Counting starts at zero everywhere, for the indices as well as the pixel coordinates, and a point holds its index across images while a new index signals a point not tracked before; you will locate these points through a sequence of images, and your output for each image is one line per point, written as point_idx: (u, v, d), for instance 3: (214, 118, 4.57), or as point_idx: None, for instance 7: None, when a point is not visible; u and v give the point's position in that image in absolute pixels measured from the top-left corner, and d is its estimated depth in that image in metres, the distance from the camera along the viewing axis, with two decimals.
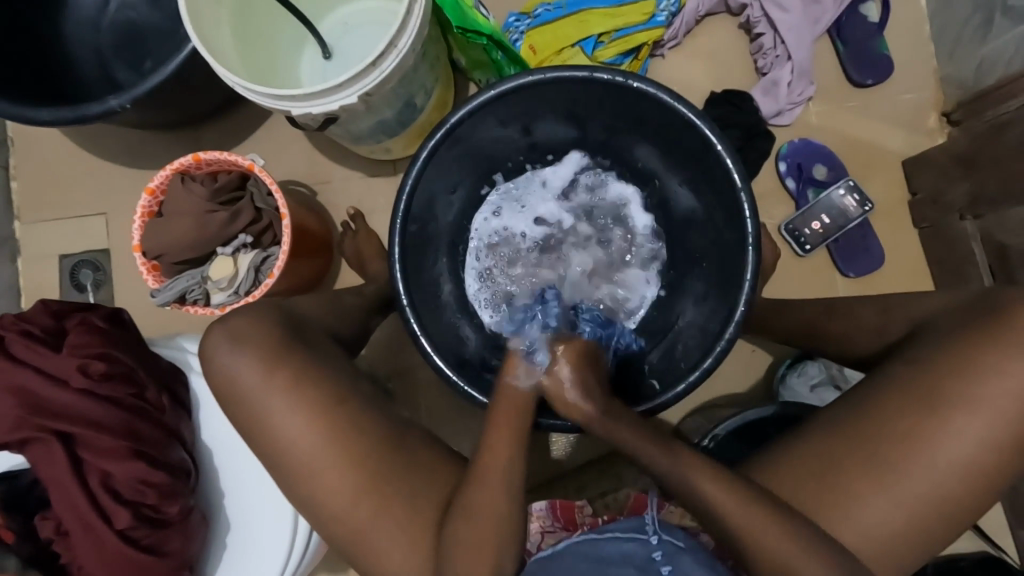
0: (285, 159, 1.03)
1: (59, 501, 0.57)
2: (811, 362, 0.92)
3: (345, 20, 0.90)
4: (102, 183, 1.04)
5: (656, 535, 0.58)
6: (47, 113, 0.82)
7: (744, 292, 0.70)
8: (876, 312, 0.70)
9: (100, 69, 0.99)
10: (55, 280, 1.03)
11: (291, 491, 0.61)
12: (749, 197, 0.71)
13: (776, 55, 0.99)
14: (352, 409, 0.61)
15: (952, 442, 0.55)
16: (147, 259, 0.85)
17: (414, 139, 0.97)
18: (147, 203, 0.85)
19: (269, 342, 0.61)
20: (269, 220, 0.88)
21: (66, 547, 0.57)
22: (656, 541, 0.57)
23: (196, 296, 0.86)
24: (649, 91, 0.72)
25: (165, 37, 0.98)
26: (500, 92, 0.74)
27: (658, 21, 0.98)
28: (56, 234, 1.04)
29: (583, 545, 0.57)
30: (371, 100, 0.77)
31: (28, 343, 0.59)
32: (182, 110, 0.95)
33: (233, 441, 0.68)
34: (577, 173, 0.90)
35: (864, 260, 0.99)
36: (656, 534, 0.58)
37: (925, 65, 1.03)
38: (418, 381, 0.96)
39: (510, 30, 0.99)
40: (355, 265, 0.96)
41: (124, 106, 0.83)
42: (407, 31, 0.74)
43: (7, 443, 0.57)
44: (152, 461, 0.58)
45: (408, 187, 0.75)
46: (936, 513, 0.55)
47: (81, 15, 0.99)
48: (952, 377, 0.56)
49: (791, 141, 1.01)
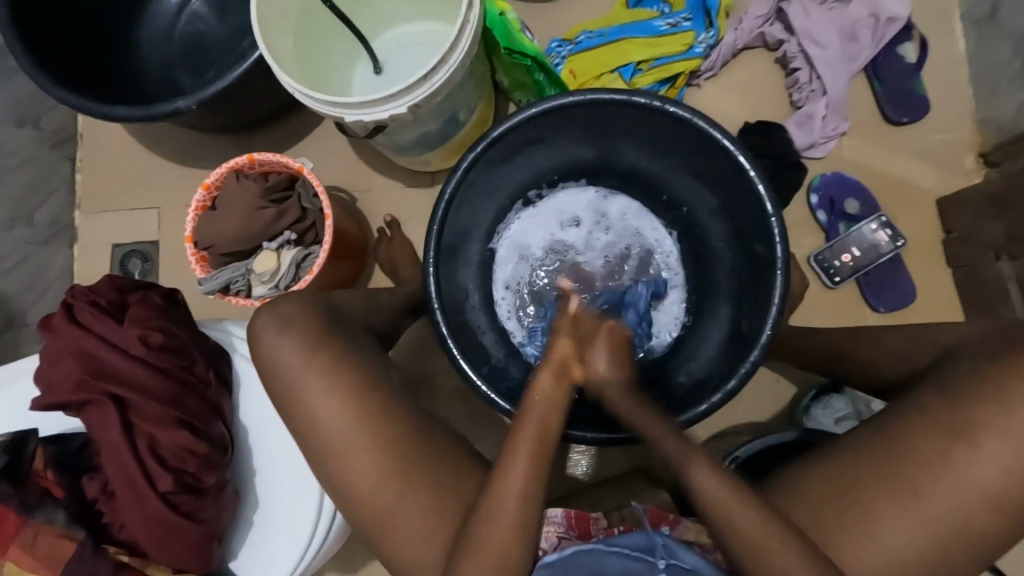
0: (330, 166, 1.08)
1: (108, 461, 0.60)
2: (837, 395, 0.91)
3: (399, 39, 0.95)
4: (158, 179, 1.11)
5: (663, 560, 0.59)
6: (122, 111, 0.89)
7: (771, 317, 0.71)
8: (903, 339, 0.70)
9: (168, 74, 1.06)
10: (107, 267, 1.09)
11: (321, 475, 0.63)
12: (781, 223, 0.72)
13: (811, 89, 1.01)
14: (383, 399, 0.63)
15: (982, 474, 0.54)
16: (197, 250, 0.90)
17: (454, 153, 1.01)
18: (202, 197, 0.91)
19: (312, 330, 0.65)
20: (313, 220, 0.93)
21: (109, 507, 0.61)
22: (662, 565, 0.58)
23: (240, 286, 0.91)
24: (685, 117, 0.75)
25: (231, 48, 1.06)
26: (541, 110, 0.77)
27: (696, 52, 1.01)
28: (112, 223, 1.10)
29: (590, 559, 0.59)
30: (419, 112, 0.82)
31: (93, 311, 0.63)
32: (240, 115, 1.01)
33: (270, 423, 0.71)
34: (600, 197, 0.94)
35: (894, 296, 0.98)
36: (665, 559, 0.59)
37: (963, 106, 1.03)
38: (440, 386, 0.98)
39: (552, 55, 1.03)
40: (388, 270, 1.00)
41: (190, 107, 0.89)
42: (458, 49, 0.78)
43: (68, 403, 0.61)
44: (195, 431, 0.62)
45: (446, 196, 0.78)
46: (960, 543, 0.55)
47: (156, 25, 1.08)
48: (981, 407, 0.55)
49: (823, 174, 1.02)
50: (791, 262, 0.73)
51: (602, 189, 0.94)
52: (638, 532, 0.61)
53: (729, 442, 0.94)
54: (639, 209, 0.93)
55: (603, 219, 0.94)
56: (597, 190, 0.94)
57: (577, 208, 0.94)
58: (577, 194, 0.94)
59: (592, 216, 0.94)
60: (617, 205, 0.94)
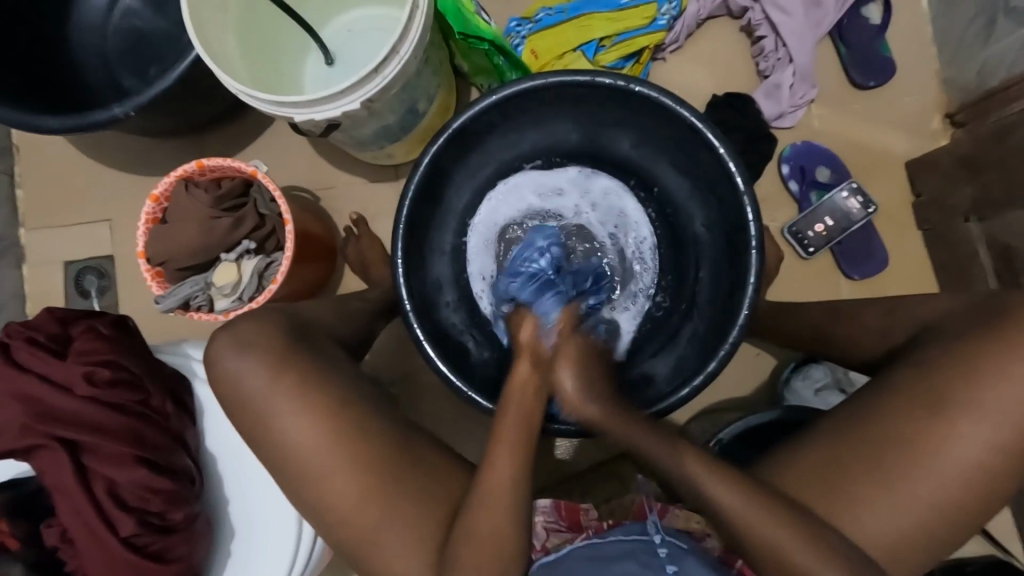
0: (288, 165, 1.03)
1: (64, 507, 0.58)
2: (816, 365, 0.92)
3: (349, 27, 0.90)
4: (106, 190, 1.05)
5: (658, 537, 0.59)
6: (53, 121, 0.82)
7: (749, 295, 0.70)
8: (881, 315, 0.71)
9: (105, 76, 0.99)
10: (59, 286, 1.03)
11: (297, 498, 0.61)
12: (753, 200, 0.71)
13: (777, 58, 0.99)
14: (356, 414, 0.61)
15: (960, 447, 0.55)
16: (151, 266, 0.85)
17: (417, 144, 0.97)
18: (151, 210, 0.86)
19: (275, 350, 0.62)
20: (273, 226, 0.89)
21: (71, 554, 0.58)
22: (659, 541, 0.58)
23: (201, 302, 0.86)
24: (652, 95, 0.72)
25: (169, 44, 0.99)
26: (502, 97, 0.74)
27: (660, 25, 0.98)
28: (61, 240, 1.04)
29: (588, 549, 0.59)
30: (373, 106, 0.78)
31: (33, 350, 0.61)
32: (185, 117, 0.95)
33: (237, 449, 0.69)
34: (581, 175, 0.88)
35: (868, 263, 0.99)
36: (659, 535, 0.59)
37: (928, 68, 1.02)
38: (420, 386, 0.96)
39: (512, 35, 0.99)
40: (358, 269, 0.96)
41: (129, 114, 0.83)
42: (410, 37, 0.74)
43: (13, 450, 0.58)
44: (156, 467, 0.60)
45: (411, 193, 0.75)
46: (944, 516, 0.55)
47: (87, 23, 1.00)
48: (956, 381, 0.56)
49: (793, 144, 1.01)
50: (765, 238, 0.72)
51: (583, 168, 0.88)
52: (632, 521, 0.62)
53: (716, 418, 0.94)
54: (615, 184, 0.88)
55: (586, 197, 0.89)
56: (577, 169, 0.88)
57: (561, 189, 0.88)
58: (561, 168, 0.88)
59: (575, 192, 0.89)
60: (599, 184, 0.88)
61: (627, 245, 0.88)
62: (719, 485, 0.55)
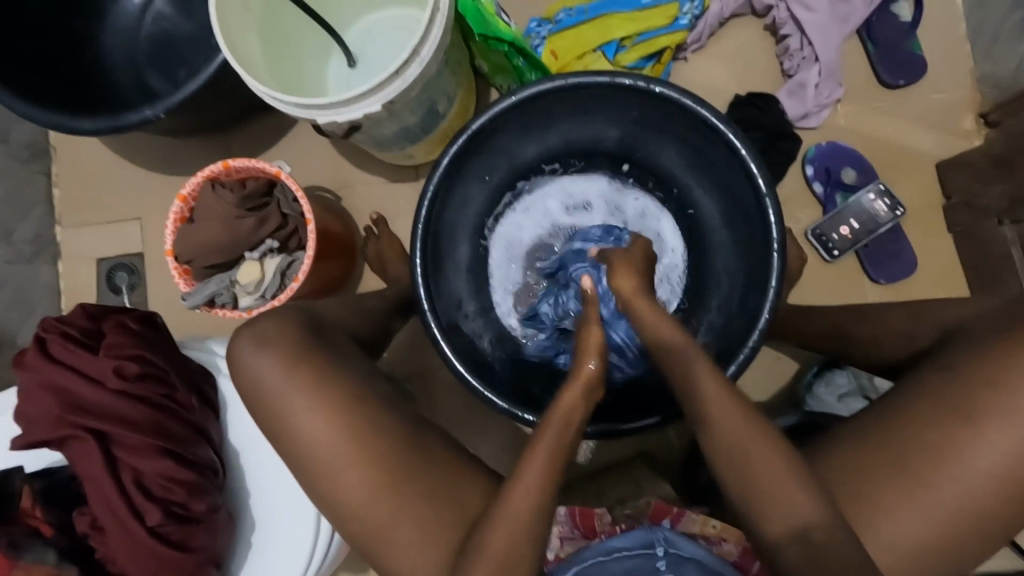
0: (311, 166, 1.05)
1: (94, 496, 0.60)
2: (838, 370, 0.90)
3: (370, 29, 0.91)
4: (137, 189, 1.08)
5: (663, 550, 0.57)
6: (91, 124, 0.86)
7: (769, 299, 0.69)
8: (906, 318, 0.69)
9: (137, 79, 1.03)
10: (92, 282, 1.07)
11: (315, 492, 0.62)
12: (775, 202, 0.70)
13: (802, 56, 0.97)
14: (373, 411, 0.62)
15: (989, 457, 0.53)
16: (179, 263, 0.88)
17: (436, 144, 0.97)
18: (179, 209, 0.88)
19: (294, 347, 0.63)
20: (295, 226, 0.91)
21: (100, 541, 0.61)
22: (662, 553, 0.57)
23: (225, 299, 0.88)
24: (672, 96, 0.72)
25: (198, 47, 1.02)
26: (521, 98, 0.74)
27: (681, 24, 0.97)
28: (94, 237, 1.08)
29: (592, 567, 0.57)
30: (394, 107, 0.79)
31: (65, 343, 0.63)
32: (212, 119, 0.97)
33: (258, 444, 0.71)
34: (610, 188, 0.89)
35: (894, 266, 0.96)
36: (662, 547, 0.58)
37: (960, 65, 0.99)
38: (437, 385, 0.97)
39: (532, 35, 0.99)
40: (377, 268, 0.98)
41: (159, 115, 0.86)
42: (430, 39, 0.75)
43: (48, 440, 0.61)
44: (180, 459, 0.62)
45: (430, 192, 0.75)
46: (971, 528, 0.54)
47: (121, 28, 1.04)
48: (986, 388, 0.54)
49: (818, 144, 0.99)
50: (787, 241, 0.71)
51: (612, 180, 0.89)
52: (632, 531, 0.59)
53: None
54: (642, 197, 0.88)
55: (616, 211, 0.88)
56: (604, 181, 0.89)
57: (588, 199, 0.89)
58: (590, 179, 0.89)
59: (603, 206, 0.89)
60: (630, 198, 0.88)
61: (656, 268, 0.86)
62: (739, 490, 0.55)
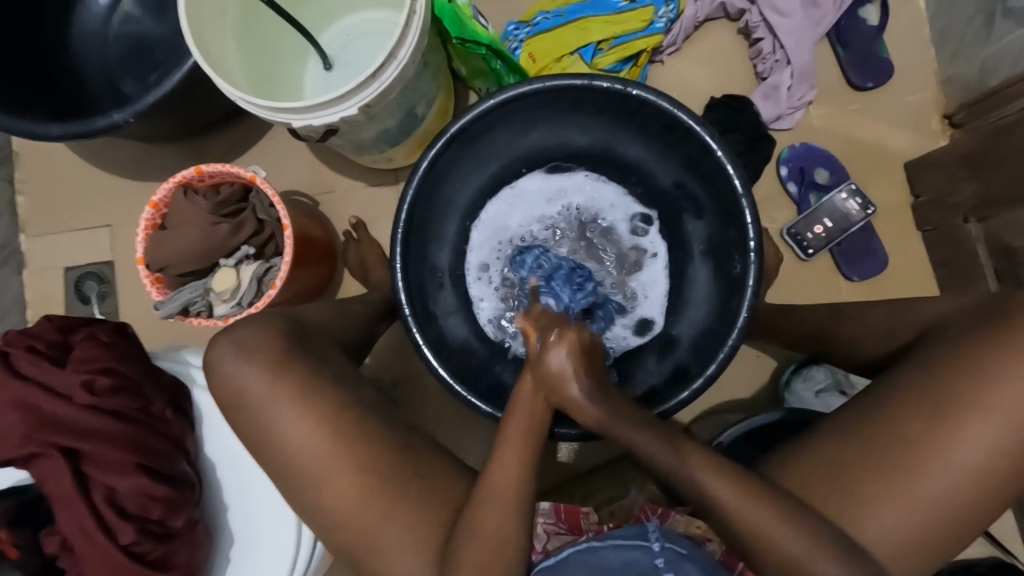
0: (288, 170, 1.03)
1: (63, 515, 0.58)
2: (817, 366, 0.91)
3: (346, 32, 0.90)
4: (106, 196, 1.05)
5: (657, 542, 0.57)
6: (54, 128, 0.82)
7: (748, 299, 0.70)
8: (883, 315, 0.71)
9: (105, 83, 1.00)
10: (59, 292, 1.03)
11: (300, 504, 0.61)
12: (751, 203, 0.71)
13: (776, 59, 0.99)
14: (357, 419, 0.61)
15: (964, 449, 0.54)
16: (151, 271, 0.85)
17: (416, 148, 0.97)
18: (150, 215, 0.86)
19: (275, 357, 0.62)
20: (272, 231, 0.89)
21: (72, 561, 0.59)
22: (658, 548, 0.56)
23: (200, 307, 0.86)
24: (649, 99, 0.73)
25: (169, 49, 0.99)
26: (500, 101, 0.74)
27: (657, 28, 0.98)
28: (62, 245, 1.04)
29: (588, 556, 0.56)
30: (372, 110, 0.78)
31: (32, 358, 0.61)
32: (185, 123, 0.95)
33: (237, 454, 0.69)
34: (586, 180, 0.87)
35: (867, 264, 0.98)
36: (658, 541, 0.57)
37: (926, 68, 1.03)
38: (421, 390, 0.96)
39: (510, 38, 0.99)
40: (357, 273, 0.96)
41: (128, 119, 0.83)
42: (407, 42, 0.74)
43: (14, 458, 0.59)
44: (156, 475, 0.60)
45: (409, 196, 0.75)
46: (950, 518, 0.55)
47: (87, 30, 1.01)
48: (959, 384, 0.56)
49: (792, 145, 1.01)
50: (764, 240, 0.72)
51: (590, 173, 0.87)
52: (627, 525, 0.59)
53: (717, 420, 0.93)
54: (615, 189, 0.87)
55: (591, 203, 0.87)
56: (581, 174, 0.87)
57: (566, 188, 0.88)
58: (586, 180, 0.87)
59: (582, 195, 0.87)
60: (605, 193, 0.87)
61: (630, 269, 0.86)
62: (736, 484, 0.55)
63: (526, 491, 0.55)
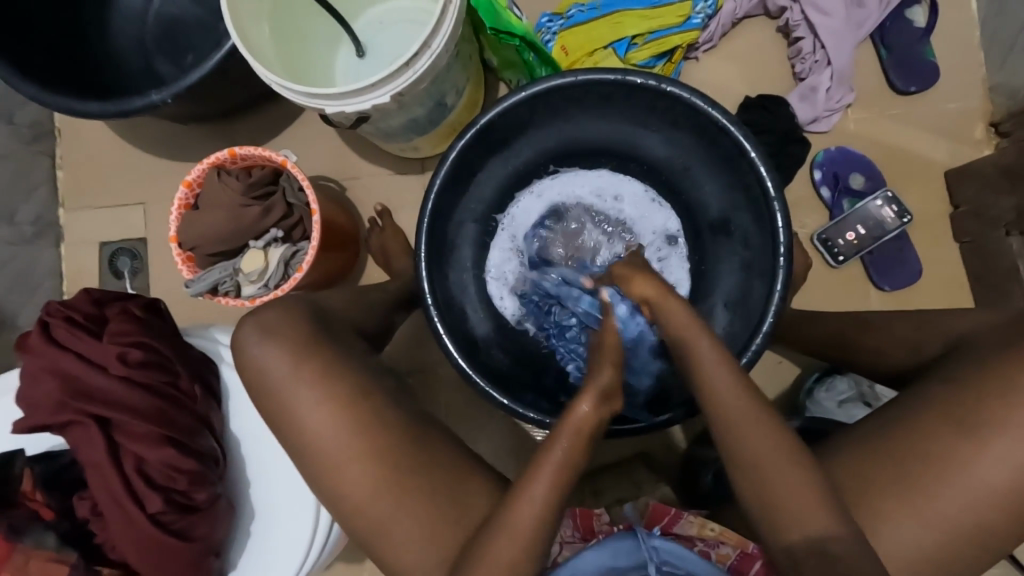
0: (316, 155, 1.04)
1: (95, 482, 0.61)
2: (840, 376, 0.89)
3: (380, 20, 0.90)
4: (141, 174, 1.07)
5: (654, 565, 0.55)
6: (95, 106, 0.85)
7: (775, 302, 0.69)
8: (911, 327, 0.69)
9: (145, 63, 1.02)
10: (94, 266, 1.07)
11: (316, 483, 0.62)
12: (783, 206, 0.70)
13: (815, 59, 0.96)
14: (376, 404, 0.62)
15: (990, 467, 0.53)
16: (182, 250, 0.88)
17: (444, 138, 0.97)
18: (184, 195, 0.88)
19: (300, 339, 0.63)
20: (300, 216, 0.90)
21: (100, 526, 0.62)
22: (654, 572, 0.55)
23: (228, 287, 0.88)
24: (683, 96, 0.72)
25: (208, 32, 1.01)
26: (531, 94, 0.74)
27: (695, 23, 0.96)
28: (97, 220, 1.07)
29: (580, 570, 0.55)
30: (403, 99, 0.78)
31: (70, 328, 0.64)
32: (219, 105, 0.97)
33: (258, 432, 0.71)
34: (612, 179, 0.87)
35: (900, 273, 0.96)
36: (655, 563, 0.55)
37: (973, 73, 0.99)
38: (438, 379, 0.97)
39: (543, 31, 0.98)
40: (381, 261, 0.97)
41: (166, 100, 0.85)
42: (441, 32, 0.74)
43: (51, 425, 0.61)
44: (182, 448, 0.62)
45: (436, 187, 0.75)
46: (970, 538, 0.54)
47: (128, 10, 1.03)
48: (994, 400, 0.54)
49: (827, 149, 0.98)
50: (794, 245, 0.71)
51: (616, 173, 0.87)
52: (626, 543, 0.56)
53: None
54: (644, 189, 0.86)
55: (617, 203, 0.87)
56: (606, 172, 0.87)
57: (594, 188, 0.87)
58: (623, 179, 0.86)
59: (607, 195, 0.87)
60: (631, 193, 0.86)
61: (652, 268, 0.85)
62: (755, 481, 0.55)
63: (546, 487, 0.55)
